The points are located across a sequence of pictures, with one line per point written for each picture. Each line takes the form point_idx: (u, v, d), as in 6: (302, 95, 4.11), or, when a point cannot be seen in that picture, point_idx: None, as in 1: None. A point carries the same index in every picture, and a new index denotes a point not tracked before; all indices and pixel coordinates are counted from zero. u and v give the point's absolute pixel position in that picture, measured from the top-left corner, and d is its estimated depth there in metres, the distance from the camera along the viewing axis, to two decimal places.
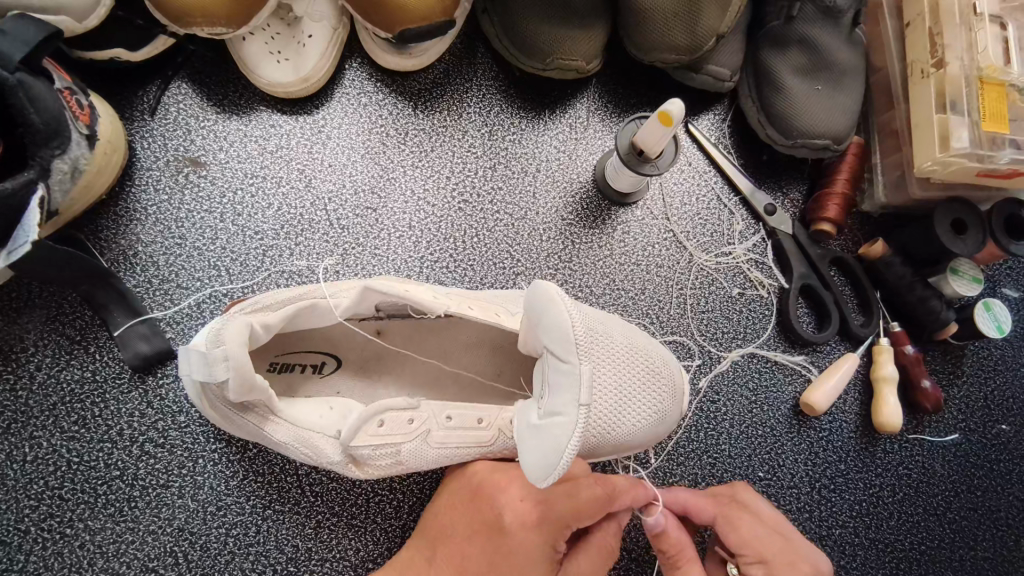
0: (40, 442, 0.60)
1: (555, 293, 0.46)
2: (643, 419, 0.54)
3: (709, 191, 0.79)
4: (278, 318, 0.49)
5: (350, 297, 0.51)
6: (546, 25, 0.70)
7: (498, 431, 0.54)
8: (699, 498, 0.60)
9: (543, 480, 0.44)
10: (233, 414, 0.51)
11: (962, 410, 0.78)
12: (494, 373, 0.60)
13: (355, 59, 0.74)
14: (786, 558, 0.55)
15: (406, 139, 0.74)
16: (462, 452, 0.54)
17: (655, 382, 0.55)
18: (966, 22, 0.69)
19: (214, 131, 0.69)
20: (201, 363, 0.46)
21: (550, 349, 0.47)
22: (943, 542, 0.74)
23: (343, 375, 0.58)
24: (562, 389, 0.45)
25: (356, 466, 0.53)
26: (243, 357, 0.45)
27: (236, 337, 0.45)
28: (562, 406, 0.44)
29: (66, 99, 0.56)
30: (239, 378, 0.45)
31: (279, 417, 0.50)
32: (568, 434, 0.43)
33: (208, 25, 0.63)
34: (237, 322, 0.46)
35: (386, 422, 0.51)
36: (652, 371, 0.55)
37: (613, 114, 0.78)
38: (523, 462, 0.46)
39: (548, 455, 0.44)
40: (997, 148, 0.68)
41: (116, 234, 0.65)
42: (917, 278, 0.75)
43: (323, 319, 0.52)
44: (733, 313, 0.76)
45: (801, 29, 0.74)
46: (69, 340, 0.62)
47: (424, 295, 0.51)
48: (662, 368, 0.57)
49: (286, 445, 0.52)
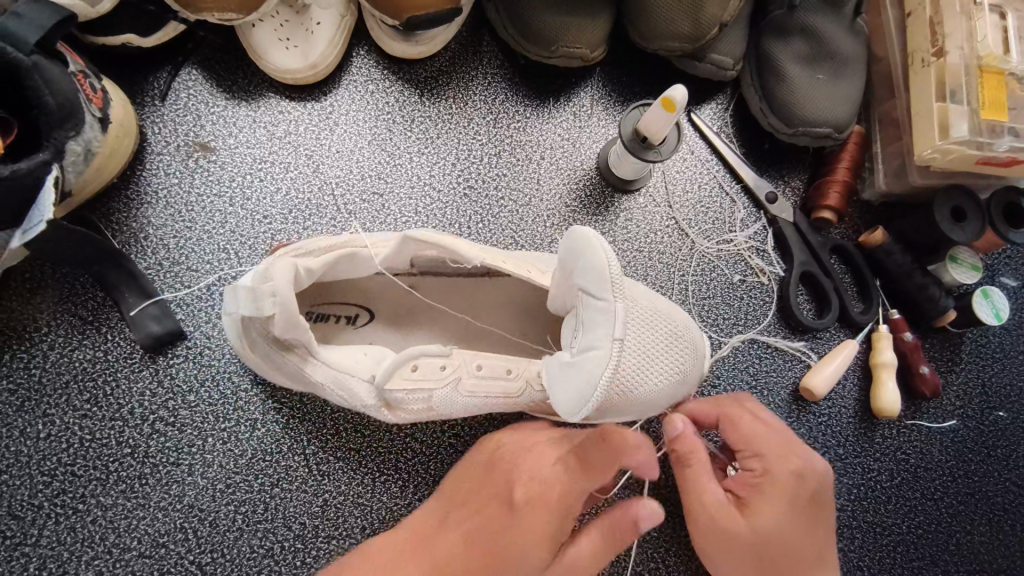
0: (53, 420, 0.61)
1: (594, 237, 0.47)
2: (663, 380, 0.55)
3: (711, 179, 0.80)
4: (319, 265, 0.51)
5: (387, 248, 0.53)
6: (551, 14, 0.71)
7: (526, 384, 0.54)
8: (701, 404, 0.62)
9: (576, 412, 0.48)
10: (275, 354, 0.53)
11: (960, 397, 0.79)
12: (520, 331, 0.61)
13: (363, 47, 0.75)
14: (781, 453, 0.56)
15: (412, 125, 0.75)
16: (489, 402, 0.56)
17: (676, 345, 0.56)
18: (966, 11, 0.70)
19: (223, 117, 0.71)
20: (249, 300, 0.49)
21: (585, 290, 0.49)
22: (939, 526, 0.75)
23: (377, 328, 0.61)
24: (597, 325, 0.48)
25: (389, 408, 0.57)
26: (290, 297, 0.47)
27: (284, 276, 0.48)
28: (596, 340, 0.47)
29: (80, 83, 0.57)
30: (285, 315, 0.47)
31: (317, 359, 0.53)
32: (602, 367, 0.46)
33: (218, 11, 0.64)
34: (283, 261, 0.49)
35: (419, 367, 0.54)
36: (674, 335, 0.56)
37: (616, 102, 0.79)
38: (557, 399, 0.50)
39: (583, 388, 0.47)
40: (996, 136, 0.69)
41: (127, 217, 0.66)
42: (916, 266, 0.76)
43: (363, 268, 0.55)
44: (734, 300, 0.77)
45: (803, 20, 0.75)
46: (80, 321, 0.63)
47: (460, 245, 0.53)
48: (683, 331, 0.58)
49: (325, 386, 0.55)
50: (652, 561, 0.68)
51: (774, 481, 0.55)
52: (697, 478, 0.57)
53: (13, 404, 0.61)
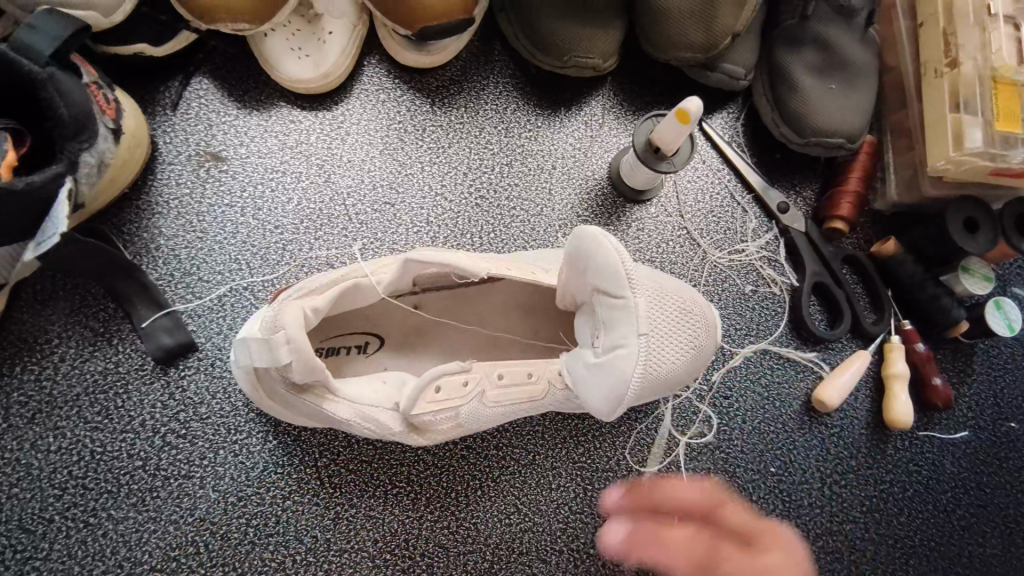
0: (63, 433, 0.61)
1: (601, 235, 0.49)
2: (680, 357, 0.54)
3: (722, 188, 0.79)
4: (326, 301, 0.50)
5: (390, 274, 0.53)
6: (564, 23, 0.71)
7: (547, 385, 0.55)
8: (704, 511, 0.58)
9: (613, 408, 0.49)
10: (293, 396, 0.53)
11: (972, 407, 0.78)
12: (531, 332, 0.61)
13: (374, 56, 0.75)
14: None
15: (424, 134, 0.74)
16: (517, 407, 0.56)
17: (687, 320, 0.55)
18: (980, 22, 0.69)
19: (235, 126, 0.70)
20: (262, 349, 0.48)
21: (602, 289, 0.49)
22: (952, 538, 0.75)
23: (388, 351, 0.60)
24: (619, 322, 0.49)
25: (419, 433, 0.56)
26: (303, 340, 0.47)
27: (294, 321, 0.47)
28: (623, 337, 0.48)
29: (93, 93, 0.57)
30: (301, 360, 0.47)
31: (338, 395, 0.52)
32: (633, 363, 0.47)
33: (231, 21, 0.64)
34: (290, 307, 0.48)
35: (442, 389, 0.53)
36: (683, 311, 0.55)
37: (627, 112, 0.79)
38: (587, 398, 0.51)
39: (615, 384, 0.48)
40: (1010, 147, 0.69)
41: (139, 227, 0.66)
42: (928, 277, 0.76)
43: (368, 297, 0.54)
44: (746, 310, 0.77)
45: (815, 29, 0.75)
46: (91, 332, 0.63)
47: (462, 259, 0.53)
48: (692, 307, 0.57)
49: (350, 422, 0.54)
50: None
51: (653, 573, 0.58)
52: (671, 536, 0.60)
53: (24, 416, 0.61)
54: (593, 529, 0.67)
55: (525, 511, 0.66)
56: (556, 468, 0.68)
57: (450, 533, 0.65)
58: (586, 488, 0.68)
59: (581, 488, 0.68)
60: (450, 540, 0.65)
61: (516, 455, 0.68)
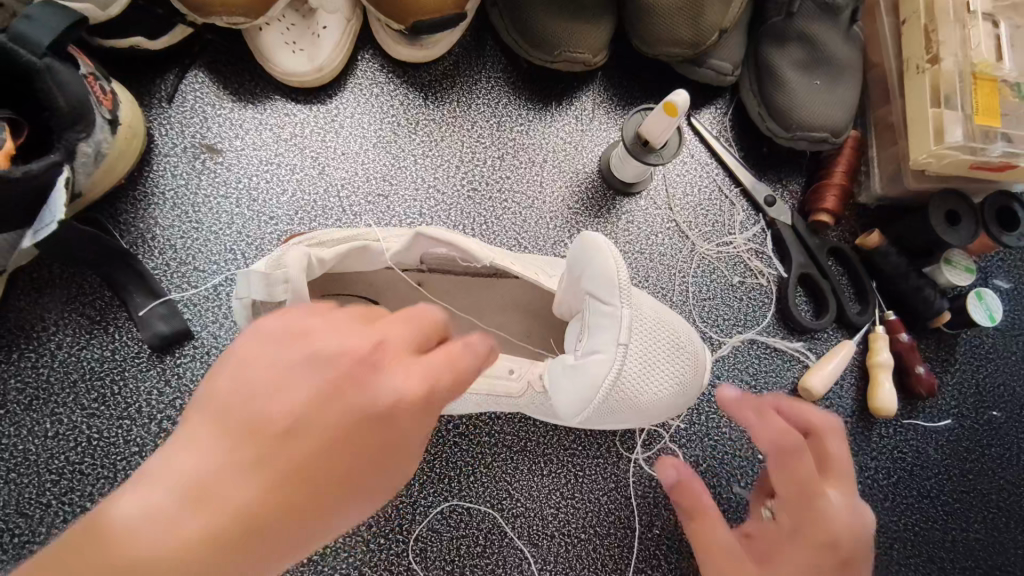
0: (60, 419, 0.61)
1: (604, 243, 0.50)
2: (665, 389, 0.56)
3: (711, 182, 0.81)
4: (332, 254, 0.51)
5: (399, 243, 0.54)
6: (554, 19, 0.73)
7: (528, 386, 0.55)
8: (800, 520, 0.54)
9: (579, 412, 0.51)
10: None
11: (954, 396, 0.80)
12: (524, 335, 0.63)
13: (367, 51, 0.76)
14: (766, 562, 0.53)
15: (417, 128, 0.76)
16: (493, 399, 0.56)
17: (679, 355, 0.57)
18: (960, 20, 0.71)
19: (230, 119, 0.71)
20: (260, 284, 0.48)
21: (591, 296, 0.51)
22: (935, 523, 0.76)
23: None
24: (602, 330, 0.50)
25: None
26: (302, 283, 0.48)
27: (297, 262, 0.48)
28: (601, 344, 0.50)
29: (90, 85, 0.57)
30: (296, 303, 0.48)
31: None
32: (605, 371, 0.49)
33: (227, 15, 0.65)
34: (297, 248, 0.49)
35: None
36: (677, 345, 0.57)
37: (617, 106, 0.80)
38: (557, 398, 0.53)
39: (584, 390, 0.50)
40: (990, 141, 0.70)
41: (135, 217, 0.67)
42: (911, 268, 0.77)
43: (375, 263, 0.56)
44: (734, 301, 0.78)
45: (801, 26, 0.77)
46: (88, 320, 0.64)
47: (468, 245, 0.54)
48: (687, 345, 0.59)
49: None
50: (654, 558, 0.69)
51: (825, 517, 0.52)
52: (710, 532, 0.55)
53: (21, 403, 0.61)
54: (583, 514, 0.68)
55: (517, 495, 0.68)
56: (547, 454, 0.69)
57: (443, 518, 0.66)
58: (576, 474, 0.69)
59: (572, 474, 0.69)
60: (443, 525, 0.66)
61: (508, 441, 0.69)
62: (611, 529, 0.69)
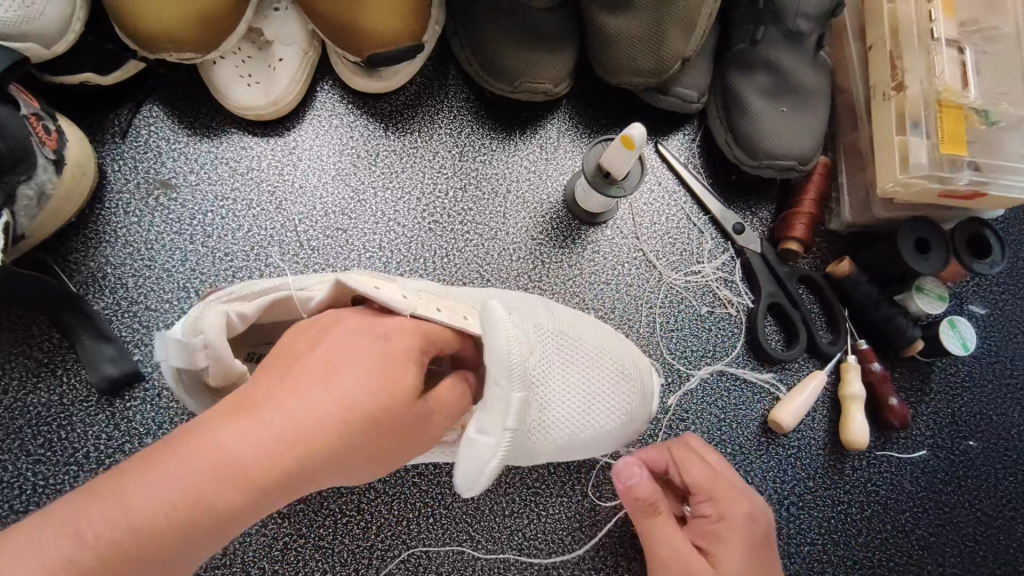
0: (5, 466, 0.60)
1: (498, 322, 0.45)
2: (609, 419, 0.58)
3: (678, 211, 0.80)
4: (254, 309, 0.48)
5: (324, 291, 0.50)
6: (513, 48, 0.72)
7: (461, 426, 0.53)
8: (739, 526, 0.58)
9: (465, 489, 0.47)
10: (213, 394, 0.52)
11: (930, 426, 0.78)
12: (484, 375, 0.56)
13: (327, 81, 0.75)
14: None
15: (377, 160, 0.74)
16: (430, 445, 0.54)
17: (623, 383, 0.59)
18: (925, 46, 0.70)
19: (185, 153, 0.70)
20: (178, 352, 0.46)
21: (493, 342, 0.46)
22: (911, 559, 0.74)
23: None
24: (490, 411, 0.45)
25: None
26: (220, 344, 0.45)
27: (213, 324, 0.45)
28: (489, 427, 0.45)
29: (32, 126, 0.56)
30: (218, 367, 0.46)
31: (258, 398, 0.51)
32: (489, 458, 0.45)
33: (176, 51, 0.65)
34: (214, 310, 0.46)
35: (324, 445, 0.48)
36: (620, 372, 0.60)
37: (583, 134, 0.79)
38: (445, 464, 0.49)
39: (470, 471, 0.46)
40: (956, 169, 0.69)
41: (85, 256, 0.66)
42: (883, 297, 0.76)
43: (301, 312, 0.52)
44: (702, 332, 0.77)
45: (766, 53, 0.76)
46: (36, 363, 0.62)
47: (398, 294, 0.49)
48: (631, 368, 0.61)
49: None
50: None
51: (734, 526, 0.58)
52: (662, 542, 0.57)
53: None
54: (546, 556, 0.67)
55: (476, 536, 0.66)
56: (509, 493, 0.68)
57: (401, 561, 0.64)
58: (539, 514, 0.68)
59: (534, 513, 0.67)
60: (400, 569, 0.64)
61: None
62: (575, 571, 0.67)
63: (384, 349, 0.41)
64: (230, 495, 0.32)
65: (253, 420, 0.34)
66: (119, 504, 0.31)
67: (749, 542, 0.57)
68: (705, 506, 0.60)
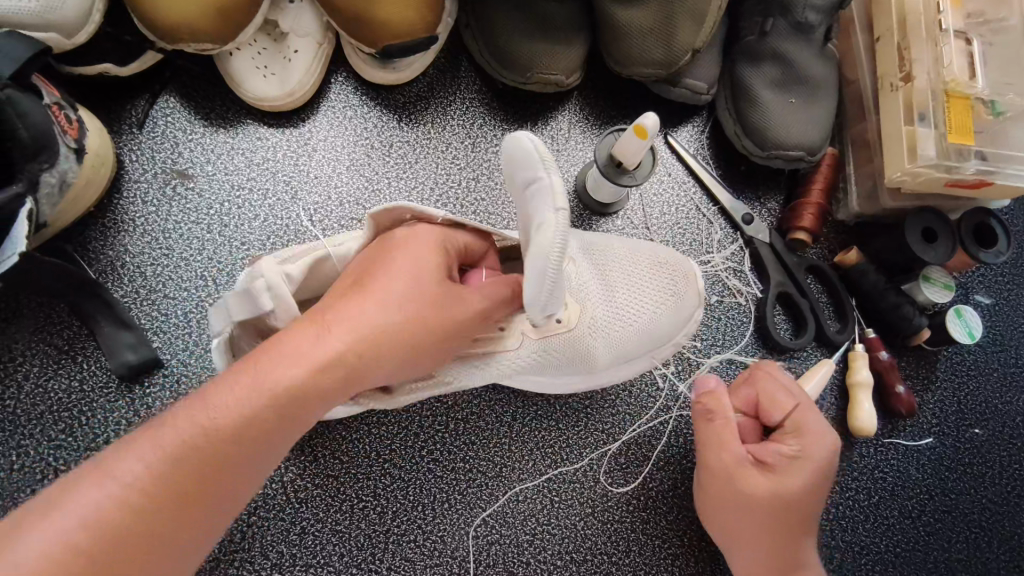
0: (27, 452, 0.61)
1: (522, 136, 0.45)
2: (655, 308, 0.64)
3: (688, 201, 0.81)
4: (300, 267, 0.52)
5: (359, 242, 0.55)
6: (525, 39, 0.73)
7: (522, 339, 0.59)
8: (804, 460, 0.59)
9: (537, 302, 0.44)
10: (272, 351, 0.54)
11: (936, 414, 0.79)
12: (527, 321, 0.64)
13: (341, 73, 0.76)
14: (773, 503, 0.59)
15: (391, 150, 0.75)
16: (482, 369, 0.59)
17: (665, 273, 0.65)
18: (933, 38, 0.71)
19: (201, 144, 0.71)
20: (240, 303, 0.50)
21: (531, 184, 0.45)
22: (917, 544, 0.75)
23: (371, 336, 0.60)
24: (536, 204, 0.44)
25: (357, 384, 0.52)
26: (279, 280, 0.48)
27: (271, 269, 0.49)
28: (541, 214, 0.43)
29: (55, 115, 0.57)
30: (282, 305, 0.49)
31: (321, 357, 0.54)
32: (549, 234, 0.42)
33: (194, 42, 0.65)
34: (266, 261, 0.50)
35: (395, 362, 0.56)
36: (661, 265, 0.65)
37: (593, 125, 0.80)
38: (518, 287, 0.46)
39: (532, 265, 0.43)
40: (964, 159, 0.70)
41: (104, 246, 0.67)
42: (890, 285, 0.77)
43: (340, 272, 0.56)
44: (712, 321, 0.77)
45: (774, 44, 0.76)
46: (56, 350, 0.63)
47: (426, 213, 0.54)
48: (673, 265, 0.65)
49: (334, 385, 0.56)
50: None
51: (810, 452, 0.60)
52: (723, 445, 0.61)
53: None
54: (559, 540, 0.68)
55: (490, 522, 0.67)
56: (523, 479, 0.68)
57: (416, 546, 0.65)
58: (552, 499, 0.68)
59: (547, 499, 0.68)
60: (416, 553, 0.65)
61: (483, 467, 0.68)
62: (588, 556, 0.68)
63: (415, 272, 0.48)
64: (274, 411, 0.41)
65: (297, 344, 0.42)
66: (179, 433, 0.39)
67: (816, 469, 0.59)
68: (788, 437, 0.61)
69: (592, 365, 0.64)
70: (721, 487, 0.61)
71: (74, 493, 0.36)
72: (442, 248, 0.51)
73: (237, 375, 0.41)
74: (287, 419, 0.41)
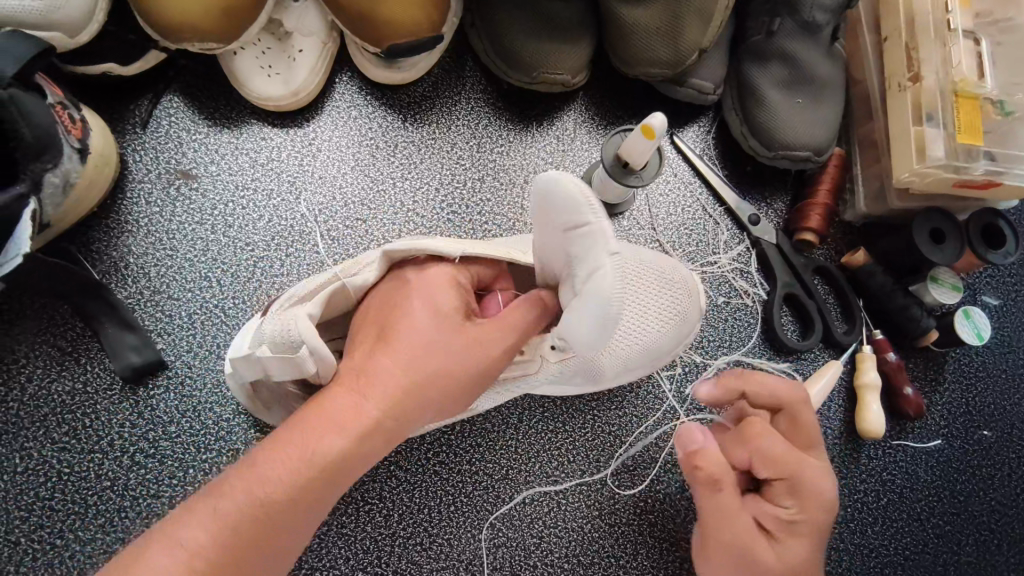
0: (31, 454, 0.60)
1: (558, 177, 0.44)
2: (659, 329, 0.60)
3: (694, 201, 0.80)
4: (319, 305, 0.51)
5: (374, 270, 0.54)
6: (531, 39, 0.72)
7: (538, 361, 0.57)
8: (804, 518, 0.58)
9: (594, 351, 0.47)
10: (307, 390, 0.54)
11: (944, 416, 0.79)
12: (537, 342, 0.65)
13: (346, 73, 0.75)
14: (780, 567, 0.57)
15: (396, 150, 0.75)
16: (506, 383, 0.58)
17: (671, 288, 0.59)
18: (941, 37, 0.70)
19: (205, 144, 0.70)
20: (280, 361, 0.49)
21: (574, 227, 0.44)
22: (927, 547, 0.75)
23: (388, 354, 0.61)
24: (587, 251, 0.44)
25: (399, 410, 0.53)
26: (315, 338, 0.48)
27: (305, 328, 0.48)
28: (594, 263, 0.43)
29: (58, 114, 0.57)
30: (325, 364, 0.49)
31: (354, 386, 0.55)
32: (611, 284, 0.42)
33: (198, 41, 0.65)
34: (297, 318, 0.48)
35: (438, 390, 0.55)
36: (665, 279, 0.58)
37: (599, 125, 0.80)
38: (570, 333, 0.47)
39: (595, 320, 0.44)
40: (973, 159, 0.69)
41: (108, 246, 0.66)
42: (897, 286, 0.76)
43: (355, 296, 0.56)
44: (719, 322, 0.77)
45: (781, 44, 0.76)
46: (60, 351, 0.63)
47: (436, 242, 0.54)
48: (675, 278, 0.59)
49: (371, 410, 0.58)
50: None
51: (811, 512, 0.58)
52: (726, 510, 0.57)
53: None
54: (567, 543, 0.67)
55: (497, 525, 0.66)
56: (530, 482, 0.68)
57: (423, 549, 0.65)
58: (559, 502, 0.68)
59: (554, 501, 0.68)
60: (423, 556, 0.65)
61: (489, 469, 0.68)
62: (596, 559, 0.67)
63: (433, 310, 0.51)
64: (325, 467, 0.43)
65: (339, 404, 0.45)
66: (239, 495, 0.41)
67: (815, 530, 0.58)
68: (784, 495, 0.59)
69: (599, 378, 0.64)
70: (721, 554, 0.58)
71: (145, 561, 0.38)
72: (457, 286, 0.53)
73: (285, 443, 0.43)
74: (337, 475, 0.44)
